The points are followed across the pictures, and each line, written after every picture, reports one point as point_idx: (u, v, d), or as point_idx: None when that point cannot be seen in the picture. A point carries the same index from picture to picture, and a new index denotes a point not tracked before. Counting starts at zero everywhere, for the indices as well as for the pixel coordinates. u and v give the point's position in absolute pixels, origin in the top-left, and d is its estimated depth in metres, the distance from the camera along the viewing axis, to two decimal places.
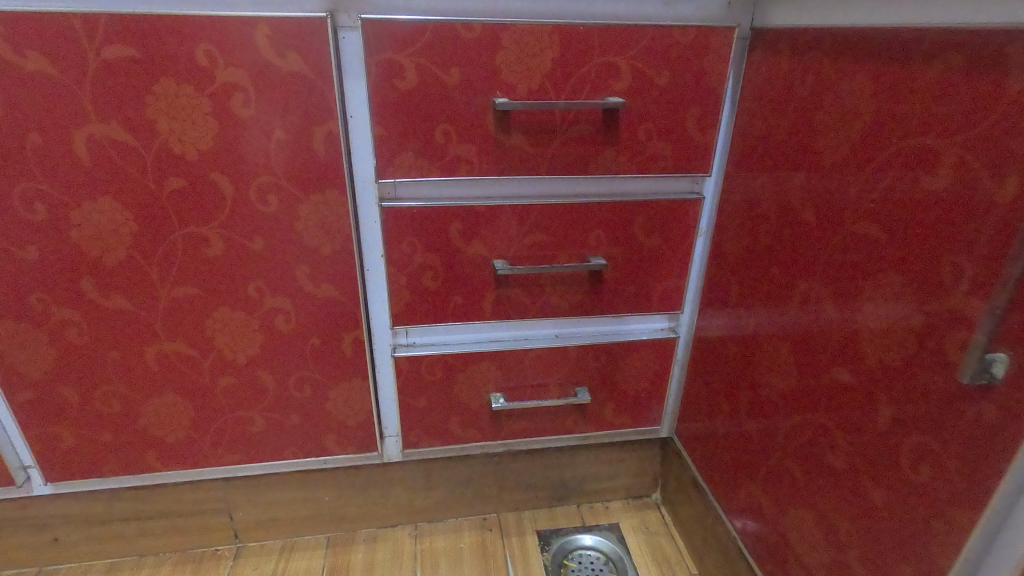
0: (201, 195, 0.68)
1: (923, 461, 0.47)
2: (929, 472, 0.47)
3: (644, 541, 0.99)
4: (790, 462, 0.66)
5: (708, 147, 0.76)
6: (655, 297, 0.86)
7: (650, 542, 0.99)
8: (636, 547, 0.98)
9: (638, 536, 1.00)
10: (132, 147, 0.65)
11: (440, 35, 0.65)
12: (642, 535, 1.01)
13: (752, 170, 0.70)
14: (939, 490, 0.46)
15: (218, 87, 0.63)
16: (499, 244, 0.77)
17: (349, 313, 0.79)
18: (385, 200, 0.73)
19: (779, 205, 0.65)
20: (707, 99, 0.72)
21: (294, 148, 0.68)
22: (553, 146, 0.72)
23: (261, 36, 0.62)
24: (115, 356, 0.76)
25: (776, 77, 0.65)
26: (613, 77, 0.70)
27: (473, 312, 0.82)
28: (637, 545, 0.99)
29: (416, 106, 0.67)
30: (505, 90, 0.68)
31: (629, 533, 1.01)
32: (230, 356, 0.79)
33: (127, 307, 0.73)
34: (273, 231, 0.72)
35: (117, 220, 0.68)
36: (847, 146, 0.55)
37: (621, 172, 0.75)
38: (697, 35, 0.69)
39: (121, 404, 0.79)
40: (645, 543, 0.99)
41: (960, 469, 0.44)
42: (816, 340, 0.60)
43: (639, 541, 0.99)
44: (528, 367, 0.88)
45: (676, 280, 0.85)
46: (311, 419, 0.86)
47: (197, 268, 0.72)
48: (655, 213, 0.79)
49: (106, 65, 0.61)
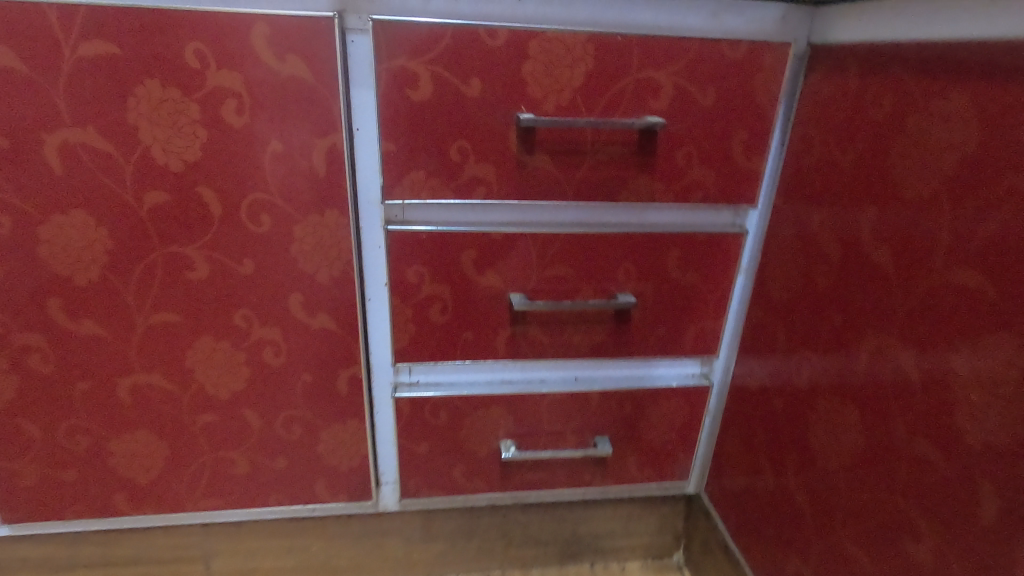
0: (187, 212, 0.61)
1: None
2: None
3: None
4: (853, 543, 0.56)
5: (754, 176, 0.67)
6: (687, 339, 0.77)
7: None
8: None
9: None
10: (109, 156, 0.57)
11: (460, 41, 0.57)
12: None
13: (808, 203, 0.62)
14: None
15: (208, 92, 0.56)
16: (517, 276, 0.69)
17: (347, 347, 0.71)
18: (392, 224, 0.65)
19: (843, 244, 0.57)
20: (755, 123, 0.65)
21: (292, 163, 0.60)
22: (581, 170, 0.64)
23: (260, 36, 0.55)
24: (83, 388, 0.68)
25: (841, 99, 0.57)
26: (652, 94, 0.62)
27: (485, 350, 0.73)
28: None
29: (430, 120, 0.60)
30: (531, 105, 0.61)
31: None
32: (212, 391, 0.70)
33: (99, 334, 0.65)
34: (265, 254, 0.64)
35: (91, 237, 0.60)
36: (935, 180, 0.47)
37: (656, 201, 0.67)
38: (747, 50, 0.62)
39: (88, 441, 0.71)
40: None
41: None
42: (891, 404, 0.51)
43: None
44: (543, 413, 0.79)
45: (711, 322, 0.76)
46: (300, 463, 0.77)
47: (179, 293, 0.65)
48: (691, 247, 0.71)
49: (84, 64, 0.54)
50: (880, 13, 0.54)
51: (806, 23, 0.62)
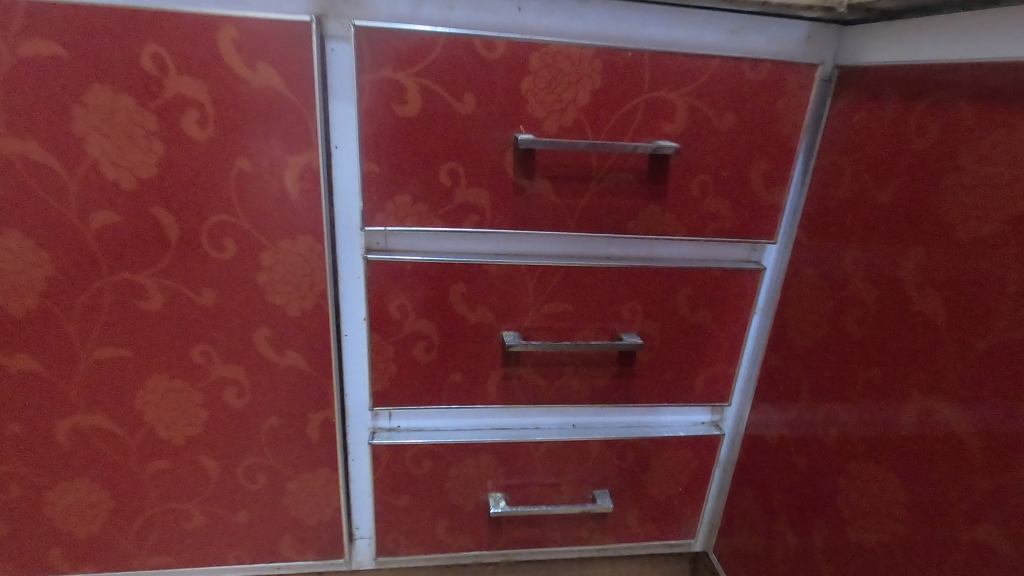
0: (140, 234, 0.54)
1: None
2: None
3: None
4: None
5: (775, 209, 0.61)
6: (697, 385, 0.70)
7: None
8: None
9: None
10: (52, 170, 0.51)
11: (453, 52, 0.51)
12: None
13: (838, 241, 0.56)
14: None
15: (167, 101, 0.50)
16: (511, 313, 0.62)
17: (319, 388, 0.63)
18: (372, 253, 0.58)
19: (880, 289, 0.51)
20: (777, 151, 0.59)
21: (261, 183, 0.54)
22: (585, 198, 0.58)
23: (227, 41, 0.49)
24: (16, 430, 0.60)
25: (877, 127, 0.52)
26: (665, 117, 0.56)
27: (474, 394, 0.66)
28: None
29: (418, 139, 0.54)
30: (531, 126, 0.55)
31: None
32: (165, 436, 0.62)
33: (35, 370, 0.57)
34: (228, 284, 0.57)
35: (29, 261, 0.53)
36: (998, 222, 0.41)
37: (667, 233, 0.61)
38: (770, 71, 0.56)
39: (20, 490, 0.62)
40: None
41: None
42: (945, 477, 0.45)
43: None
44: (537, 463, 0.71)
45: (724, 366, 0.69)
46: (263, 516, 0.69)
47: (129, 325, 0.57)
48: (704, 284, 0.64)
49: (23, 66, 0.47)
50: (922, 34, 0.48)
51: (833, 44, 0.57)
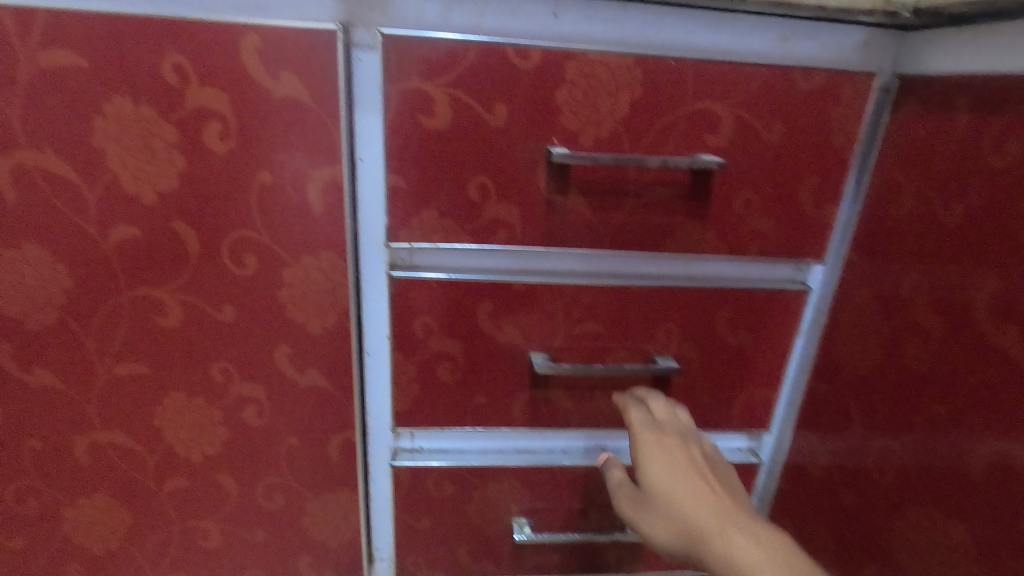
0: (159, 249, 0.52)
1: None
2: None
3: (690, 507, 0.50)
4: None
5: (825, 226, 0.57)
6: (736, 410, 0.66)
7: (687, 483, 0.52)
8: (661, 495, 0.53)
9: (673, 467, 0.54)
10: (72, 184, 0.49)
11: (485, 61, 0.49)
12: (678, 464, 0.54)
13: (897, 264, 0.52)
14: None
15: (188, 113, 0.48)
16: (540, 333, 0.59)
17: (339, 407, 0.61)
18: (397, 269, 0.55)
19: (948, 319, 0.47)
20: (829, 165, 0.55)
21: (283, 197, 0.52)
22: (620, 214, 0.55)
23: (249, 50, 0.47)
24: (35, 445, 0.59)
25: (945, 142, 0.48)
26: (709, 129, 0.52)
27: (499, 417, 0.63)
28: (662, 510, 0.52)
29: (446, 152, 0.51)
30: (565, 138, 0.52)
31: (652, 466, 0.54)
32: (183, 454, 0.61)
33: (53, 385, 0.56)
34: (248, 300, 0.55)
35: (48, 275, 0.52)
36: None
37: (708, 251, 0.57)
38: (823, 80, 0.52)
39: (39, 505, 0.61)
40: (685, 509, 0.50)
41: None
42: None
43: (668, 484, 0.53)
44: (564, 488, 0.68)
45: (765, 391, 0.65)
46: (281, 536, 0.67)
47: (148, 341, 0.56)
48: (746, 305, 0.60)
49: (43, 77, 0.46)
50: (998, 41, 0.44)
51: (892, 51, 0.53)
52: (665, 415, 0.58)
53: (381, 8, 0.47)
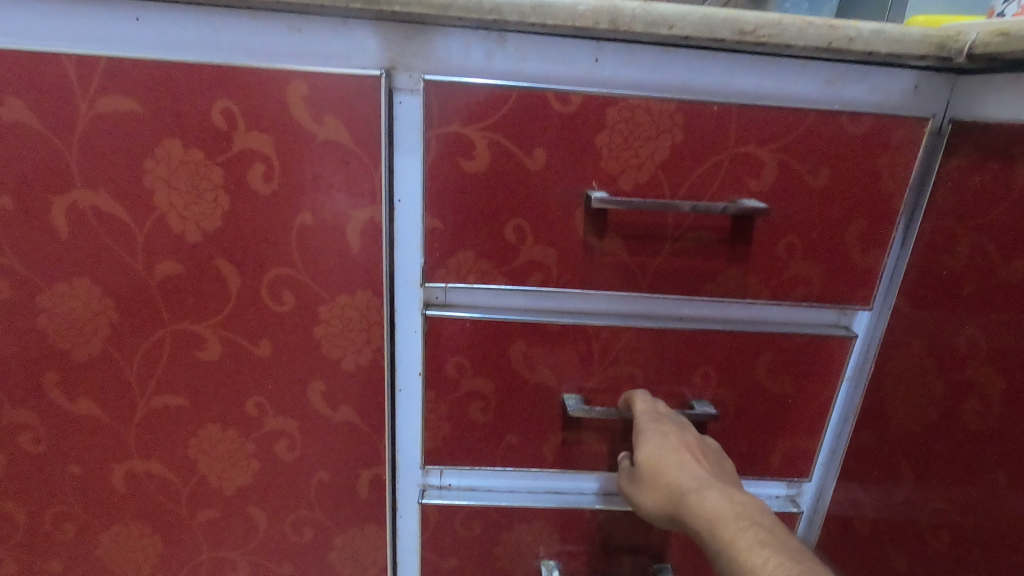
0: (202, 285, 0.53)
1: None
2: None
3: (675, 474, 0.50)
4: None
5: (872, 273, 0.55)
6: (775, 458, 0.63)
7: (675, 456, 0.51)
8: (649, 465, 0.52)
9: (662, 443, 0.52)
10: (122, 222, 0.51)
11: (525, 105, 0.49)
12: (668, 442, 0.52)
13: (952, 315, 0.50)
14: None
15: (235, 154, 0.49)
16: (574, 374, 0.58)
17: (370, 444, 0.61)
18: (431, 308, 0.55)
19: (1009, 379, 0.44)
20: (876, 210, 0.53)
21: (322, 236, 0.52)
22: (658, 258, 0.54)
23: (296, 95, 0.48)
24: (74, 471, 0.60)
25: (1004, 191, 0.45)
26: (752, 173, 0.51)
27: (530, 457, 0.62)
28: (650, 479, 0.52)
29: (485, 194, 0.51)
30: (604, 181, 0.51)
31: (643, 441, 0.53)
32: (215, 484, 0.61)
33: (96, 414, 0.58)
34: (285, 336, 0.55)
35: (95, 309, 0.53)
36: None
37: (748, 296, 0.56)
38: (871, 126, 0.51)
39: (76, 529, 0.63)
40: (670, 478, 0.50)
41: None
42: None
43: (657, 456, 0.52)
44: (594, 531, 0.66)
45: (807, 439, 0.62)
46: (308, 569, 0.66)
47: (186, 374, 0.56)
48: (788, 351, 0.58)
49: (100, 120, 0.48)
50: None
51: (944, 95, 0.51)
52: (664, 410, 0.56)
53: (424, 54, 0.48)
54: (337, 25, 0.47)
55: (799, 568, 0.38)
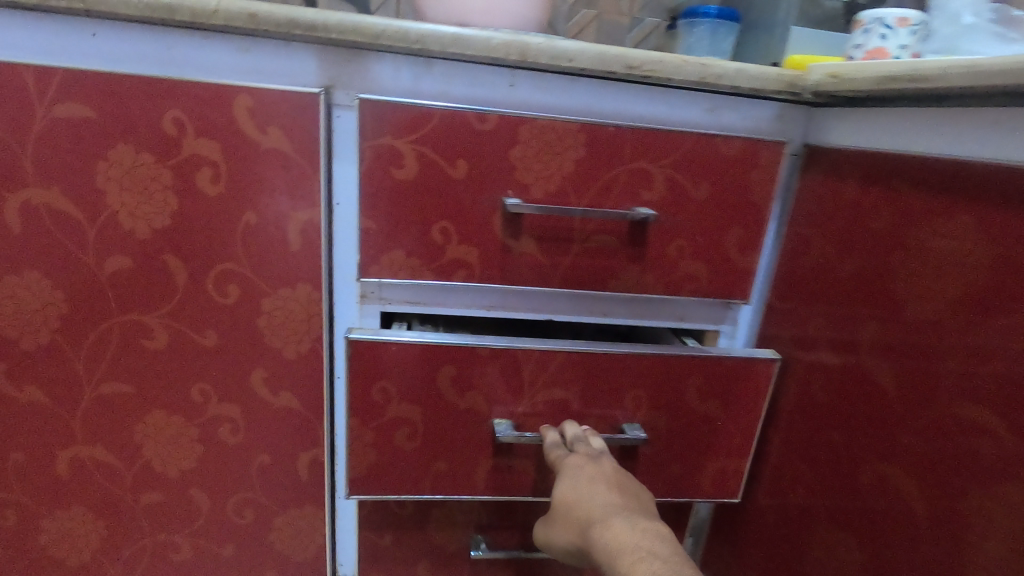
0: (149, 278, 0.58)
1: None
2: None
3: (587, 507, 0.55)
4: None
5: (749, 272, 0.65)
6: (705, 482, 0.68)
7: (588, 488, 0.56)
8: (566, 502, 0.56)
9: (578, 478, 0.57)
10: (74, 218, 0.55)
11: (449, 122, 0.56)
12: (584, 476, 0.57)
13: (803, 306, 0.60)
14: None
15: (183, 159, 0.54)
16: (497, 391, 0.62)
17: (309, 429, 0.66)
18: (362, 334, 0.58)
19: (840, 355, 0.54)
20: (749, 219, 0.63)
21: (266, 234, 0.58)
22: (568, 256, 0.61)
23: (242, 108, 0.54)
24: (18, 458, 0.62)
25: (838, 203, 0.56)
26: (645, 186, 0.60)
27: (464, 461, 0.65)
28: (567, 514, 0.57)
29: (414, 200, 0.58)
30: (518, 190, 0.59)
31: (562, 477, 0.58)
32: (159, 468, 0.65)
33: (42, 402, 0.61)
34: (231, 327, 0.60)
35: (45, 299, 0.57)
36: (942, 304, 0.44)
37: (646, 291, 0.64)
38: (744, 147, 0.60)
39: (18, 516, 0.65)
40: (583, 511, 0.55)
41: None
42: (894, 541, 0.47)
43: (572, 491, 0.56)
44: (518, 508, 0.73)
45: (732, 463, 0.67)
46: (248, 551, 0.71)
47: (134, 363, 0.60)
48: (712, 374, 0.62)
49: (56, 125, 0.52)
50: (873, 123, 0.53)
51: (802, 122, 0.62)
52: (585, 448, 0.60)
53: (360, 75, 0.55)
54: (281, 48, 0.53)
55: None
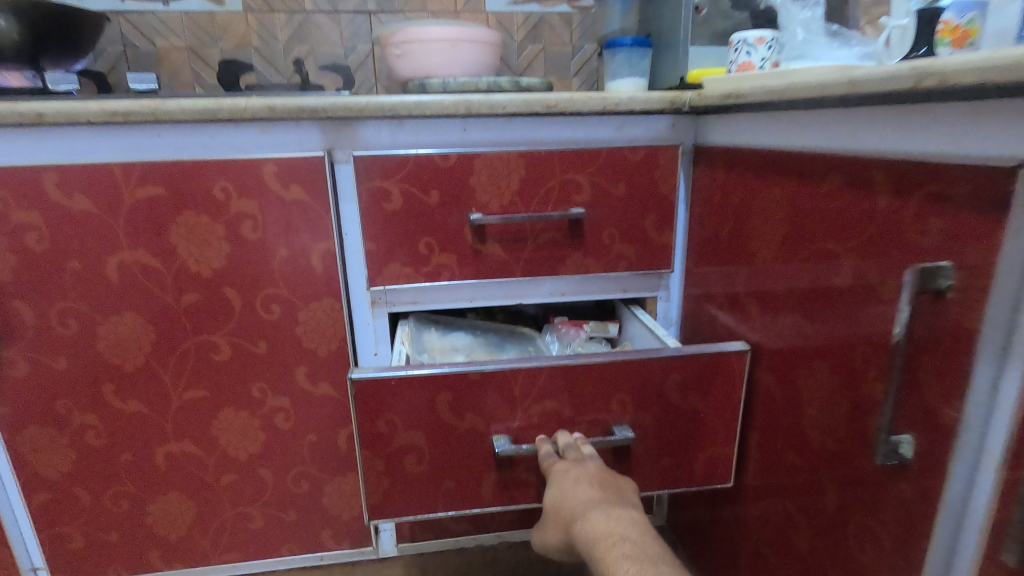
0: (213, 306, 0.77)
1: (857, 531, 0.52)
2: (859, 536, 0.51)
3: (573, 504, 0.64)
4: (762, 533, 0.70)
5: (667, 246, 0.84)
6: (697, 471, 0.75)
7: (573, 488, 0.65)
8: (557, 501, 0.66)
9: (565, 478, 0.66)
10: (157, 269, 0.74)
11: (422, 164, 0.75)
12: (570, 477, 0.66)
13: (707, 265, 0.79)
14: (863, 545, 0.51)
15: (231, 216, 0.74)
16: (498, 414, 0.72)
17: (344, 410, 0.85)
18: (364, 372, 0.68)
19: (733, 298, 0.73)
20: (661, 206, 0.81)
21: (296, 263, 0.77)
22: (525, 251, 0.80)
23: (270, 173, 0.73)
24: (127, 456, 0.82)
25: (716, 186, 0.75)
26: (575, 191, 0.79)
27: (472, 475, 0.75)
28: (556, 511, 0.66)
29: (404, 223, 0.77)
30: (480, 208, 0.78)
31: (553, 480, 0.67)
32: (232, 453, 0.84)
33: (142, 410, 0.80)
34: (276, 337, 0.79)
35: (139, 332, 0.76)
36: (773, 249, 0.62)
37: (591, 271, 0.83)
38: (647, 152, 0.79)
39: (129, 504, 0.84)
40: (569, 508, 0.65)
41: (892, 533, 0.47)
42: (774, 420, 0.65)
43: (560, 491, 0.66)
44: None
45: (720, 450, 0.74)
46: (306, 515, 0.89)
47: (207, 373, 0.80)
48: (697, 370, 0.70)
49: (139, 202, 0.72)
50: (729, 124, 0.72)
51: (691, 128, 0.80)
52: (575, 453, 0.69)
53: (351, 137, 0.74)
54: (292, 125, 0.72)
55: (647, 564, 0.52)
